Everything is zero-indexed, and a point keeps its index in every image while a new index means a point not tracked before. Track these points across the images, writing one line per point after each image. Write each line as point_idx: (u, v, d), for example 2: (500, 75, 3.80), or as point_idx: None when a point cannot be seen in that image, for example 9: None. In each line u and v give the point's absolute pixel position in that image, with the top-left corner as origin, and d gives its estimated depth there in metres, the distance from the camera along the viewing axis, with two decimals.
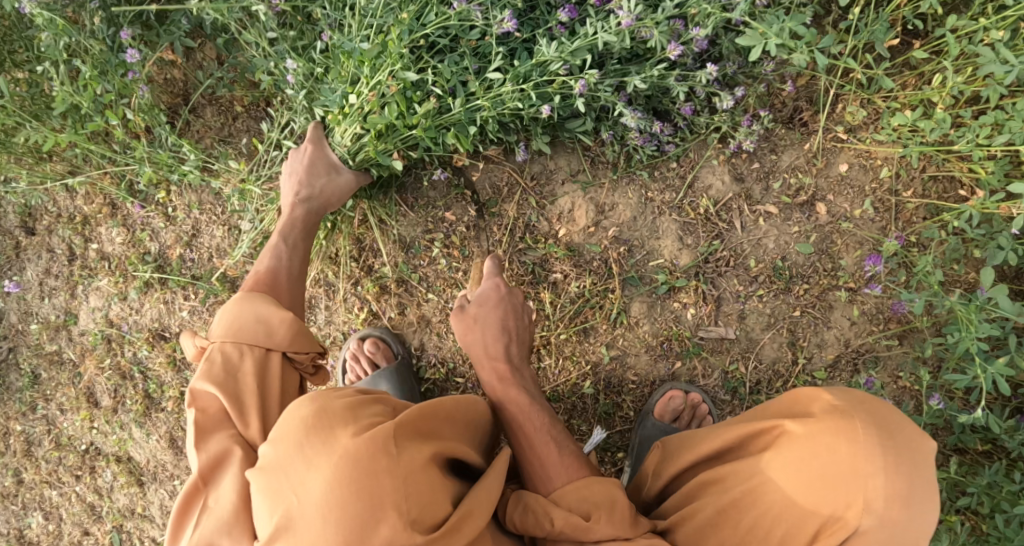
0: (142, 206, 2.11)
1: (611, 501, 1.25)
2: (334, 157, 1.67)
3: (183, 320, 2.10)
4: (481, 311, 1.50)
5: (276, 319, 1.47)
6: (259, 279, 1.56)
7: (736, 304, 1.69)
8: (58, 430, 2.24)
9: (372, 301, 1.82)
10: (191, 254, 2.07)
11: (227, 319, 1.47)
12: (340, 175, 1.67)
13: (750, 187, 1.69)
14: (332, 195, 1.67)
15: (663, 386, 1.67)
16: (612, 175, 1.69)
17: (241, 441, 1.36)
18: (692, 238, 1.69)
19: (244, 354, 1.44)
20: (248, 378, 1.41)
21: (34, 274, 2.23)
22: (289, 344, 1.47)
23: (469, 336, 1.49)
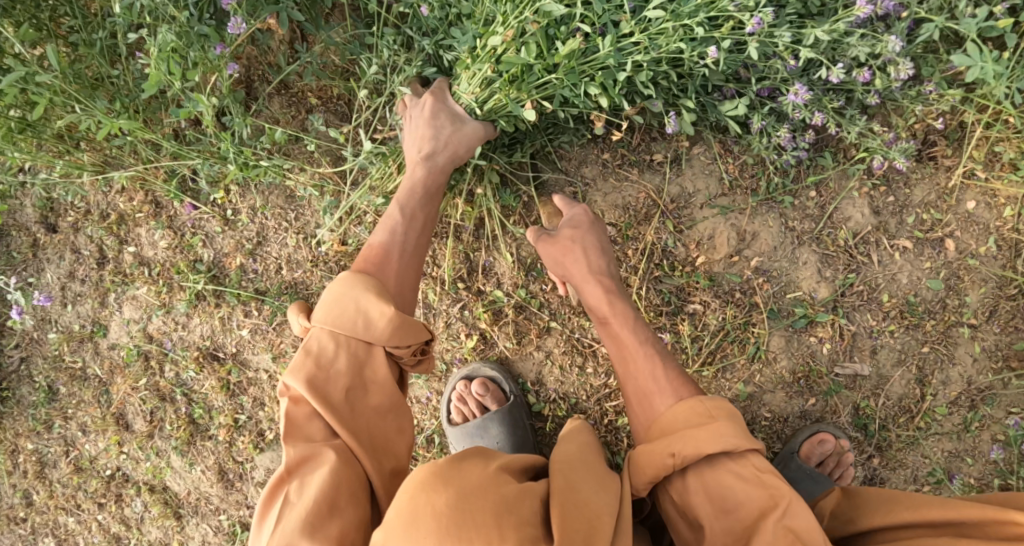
0: (195, 206, 1.88)
1: (726, 415, 1.23)
2: (458, 107, 1.54)
3: (241, 339, 1.87)
4: (575, 234, 1.49)
5: (378, 311, 1.36)
6: (369, 257, 1.46)
7: (868, 339, 1.66)
8: (78, 451, 2.02)
9: (484, 326, 1.65)
10: (254, 265, 1.84)
11: (329, 300, 1.39)
12: (467, 125, 1.54)
13: (886, 220, 1.65)
14: (459, 145, 1.53)
15: (814, 425, 1.64)
16: (753, 201, 1.63)
17: (328, 440, 1.29)
18: (830, 270, 1.65)
19: (339, 347, 1.36)
20: (339, 376, 1.33)
21: (55, 277, 2.00)
22: (388, 337, 1.35)
23: (565, 258, 1.48)
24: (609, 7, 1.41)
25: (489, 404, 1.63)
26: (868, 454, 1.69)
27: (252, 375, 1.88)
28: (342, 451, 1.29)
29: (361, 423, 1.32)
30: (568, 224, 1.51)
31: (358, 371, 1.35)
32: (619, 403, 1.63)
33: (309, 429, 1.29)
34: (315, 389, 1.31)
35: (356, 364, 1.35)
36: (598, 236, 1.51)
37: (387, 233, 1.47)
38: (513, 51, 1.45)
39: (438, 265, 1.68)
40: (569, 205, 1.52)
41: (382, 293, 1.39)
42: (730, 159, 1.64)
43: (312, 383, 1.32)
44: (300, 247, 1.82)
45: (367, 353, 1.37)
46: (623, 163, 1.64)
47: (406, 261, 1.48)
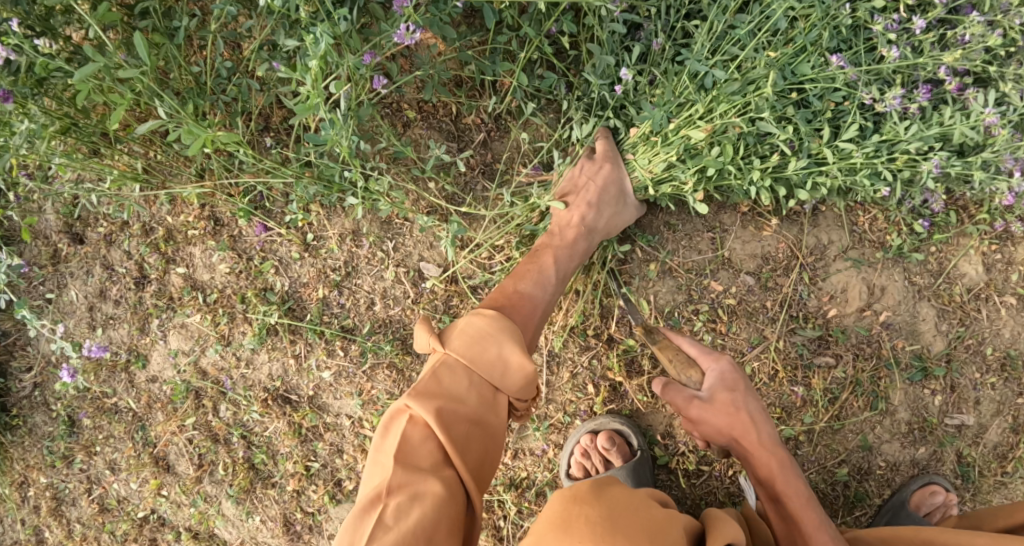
0: (265, 227, 1.68)
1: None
2: (627, 187, 1.51)
3: (321, 382, 1.69)
4: (738, 398, 1.33)
5: (519, 363, 1.20)
6: (512, 303, 1.34)
7: (970, 391, 1.69)
8: (103, 490, 1.86)
9: (616, 377, 1.57)
10: (339, 298, 1.66)
11: (465, 329, 1.23)
12: (628, 209, 1.52)
13: (995, 278, 1.70)
14: (616, 225, 1.51)
15: (924, 475, 1.66)
16: (884, 256, 1.64)
17: (439, 472, 1.11)
18: (945, 324, 1.68)
19: (469, 385, 1.19)
20: (467, 414, 1.16)
21: (80, 296, 1.82)
22: (521, 393, 1.20)
23: (732, 426, 1.32)
24: (806, 125, 1.44)
25: (614, 459, 1.52)
26: (962, 499, 1.70)
27: (330, 421, 1.70)
28: (450, 485, 1.11)
29: (476, 465, 1.16)
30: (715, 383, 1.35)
31: (488, 416, 1.18)
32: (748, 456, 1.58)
33: (420, 454, 1.11)
34: (443, 420, 1.13)
35: (484, 406, 1.18)
36: (746, 394, 1.33)
37: (537, 291, 1.38)
38: (706, 148, 1.43)
39: (565, 311, 1.58)
40: (720, 363, 1.34)
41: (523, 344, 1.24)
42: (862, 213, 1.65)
43: (440, 414, 1.13)
44: (397, 281, 1.66)
45: (493, 400, 1.20)
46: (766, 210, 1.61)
47: (540, 316, 1.37)
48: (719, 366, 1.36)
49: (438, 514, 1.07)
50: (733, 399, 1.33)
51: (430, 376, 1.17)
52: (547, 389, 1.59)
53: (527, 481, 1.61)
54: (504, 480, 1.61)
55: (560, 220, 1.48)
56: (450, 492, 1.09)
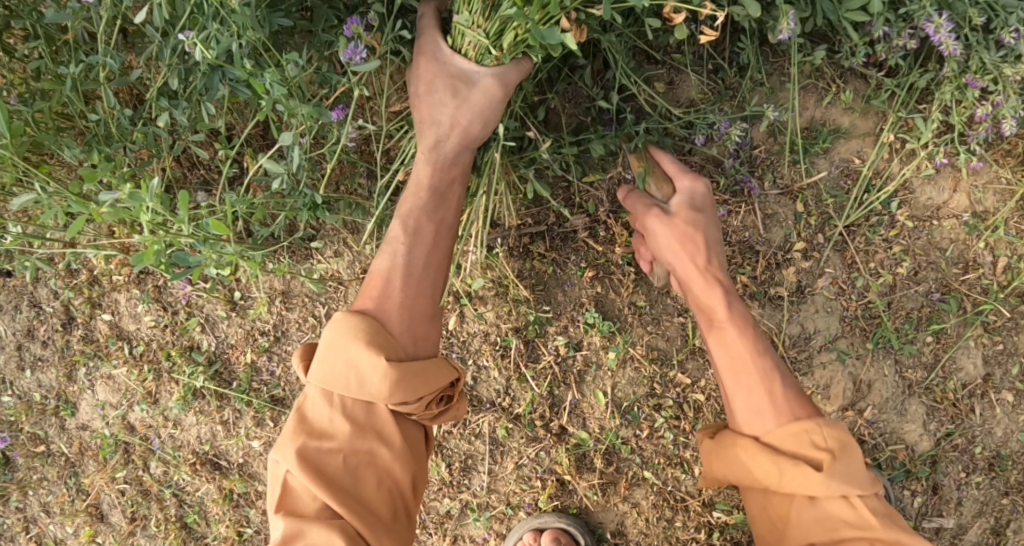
0: (190, 280, 1.55)
1: (844, 445, 1.11)
2: (461, 65, 1.20)
3: (251, 450, 1.59)
4: (698, 218, 1.28)
5: (374, 365, 1.13)
6: (370, 286, 1.22)
7: (953, 491, 1.57)
8: (40, 529, 1.75)
9: (564, 470, 1.45)
10: (270, 365, 1.54)
11: (322, 357, 1.16)
12: (473, 89, 1.20)
13: (993, 371, 1.55)
14: (466, 125, 1.22)
15: None
16: (873, 348, 1.50)
17: (325, 517, 1.09)
18: (933, 422, 1.54)
19: (334, 409, 1.15)
20: (336, 446, 1.12)
21: (8, 332, 1.69)
22: (385, 395, 1.12)
23: (684, 246, 1.26)
24: None
25: None
26: None
27: (262, 488, 1.61)
28: (335, 525, 1.08)
29: (368, 488, 1.14)
30: (685, 202, 1.30)
31: (363, 438, 1.14)
32: None
33: (302, 500, 1.10)
34: (312, 462, 1.11)
35: (357, 427, 1.14)
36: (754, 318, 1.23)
37: (387, 258, 1.22)
38: None
39: (512, 398, 1.45)
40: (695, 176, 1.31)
41: (376, 339, 1.15)
42: (854, 299, 1.51)
43: (305, 456, 1.11)
44: None
45: (367, 415, 1.15)
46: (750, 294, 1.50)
47: (414, 288, 1.22)
48: (692, 183, 1.31)
49: None
50: (693, 221, 1.28)
51: (291, 417, 1.14)
52: (489, 478, 1.47)
53: None
54: None
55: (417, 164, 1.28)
56: (341, 536, 1.07)
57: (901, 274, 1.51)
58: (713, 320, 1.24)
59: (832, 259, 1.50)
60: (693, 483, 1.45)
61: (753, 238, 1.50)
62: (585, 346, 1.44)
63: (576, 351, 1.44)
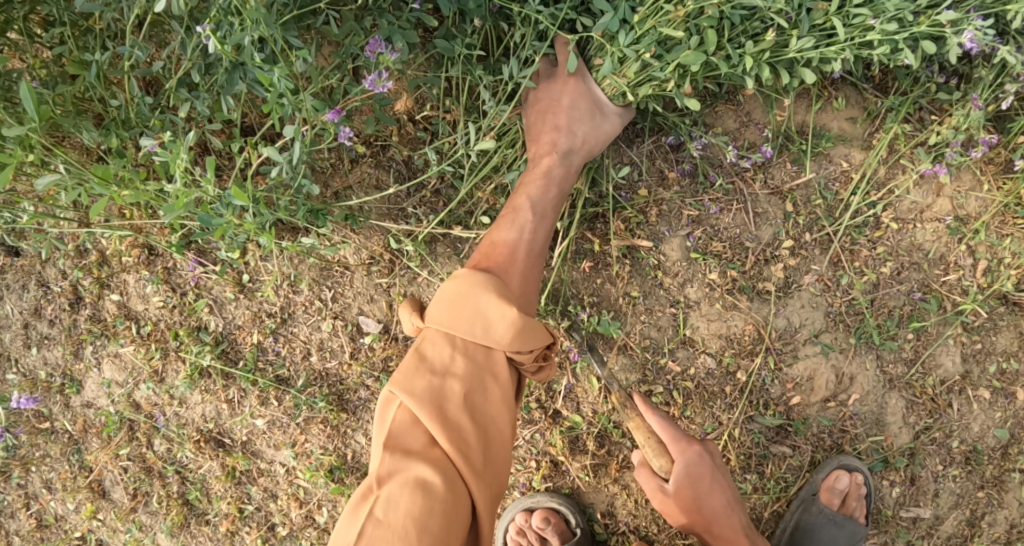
0: (199, 262, 1.61)
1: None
2: (600, 95, 1.41)
3: (254, 429, 1.65)
4: (699, 499, 1.32)
5: (502, 315, 1.20)
6: (494, 253, 1.32)
7: (930, 483, 1.63)
8: (41, 506, 1.76)
9: (558, 452, 1.51)
10: (275, 345, 1.61)
11: (448, 300, 1.24)
12: (606, 118, 1.41)
13: (971, 368, 1.62)
14: (595, 144, 1.41)
15: (826, 462, 1.56)
16: (856, 342, 1.57)
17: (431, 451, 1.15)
18: (913, 415, 1.61)
19: (455, 351, 1.21)
20: (452, 383, 1.19)
21: (16, 311, 1.72)
22: (509, 345, 1.20)
23: (685, 517, 1.34)
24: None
25: (549, 538, 1.48)
26: None
27: (264, 466, 1.66)
28: (440, 463, 1.15)
29: (469, 433, 1.18)
30: (685, 479, 1.33)
31: (476, 383, 1.20)
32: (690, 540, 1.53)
33: (409, 439, 1.16)
34: (429, 398, 1.17)
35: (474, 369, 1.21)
36: (709, 490, 1.32)
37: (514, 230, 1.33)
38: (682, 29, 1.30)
39: None
40: (690, 449, 1.32)
41: (502, 294, 1.23)
42: (840, 296, 1.57)
43: (423, 390, 1.18)
44: (335, 333, 1.60)
45: (486, 359, 1.22)
46: (740, 286, 1.53)
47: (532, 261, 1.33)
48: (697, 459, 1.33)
49: (428, 505, 1.11)
50: (695, 496, 1.32)
51: (411, 352, 1.21)
52: None
53: None
54: None
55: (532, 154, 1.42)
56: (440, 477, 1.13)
57: (884, 273, 1.58)
58: (716, 534, 1.34)
59: (819, 257, 1.56)
60: None
61: (744, 235, 1.54)
62: (582, 332, 1.50)
63: (572, 338, 1.50)
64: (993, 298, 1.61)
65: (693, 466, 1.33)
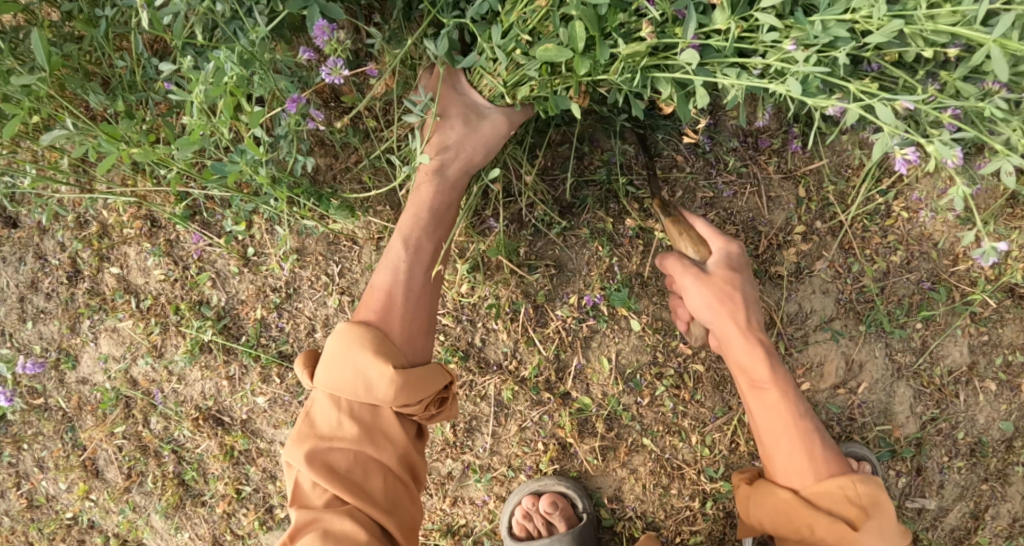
0: (202, 235, 1.58)
1: (874, 502, 1.21)
2: (475, 98, 1.30)
3: (255, 407, 1.61)
4: (736, 279, 1.33)
5: (379, 372, 1.19)
6: (374, 301, 1.29)
7: (936, 474, 1.63)
8: (32, 485, 1.71)
9: (566, 434, 1.49)
10: (278, 321, 1.58)
11: (326, 363, 1.22)
12: (484, 123, 1.30)
13: (977, 360, 1.62)
14: (473, 153, 1.31)
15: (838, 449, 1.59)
16: (867, 330, 1.57)
17: (335, 508, 1.17)
18: (920, 406, 1.61)
19: (341, 411, 1.21)
20: (344, 444, 1.19)
21: (11, 284, 1.67)
22: (392, 399, 1.19)
23: (725, 305, 1.30)
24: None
25: (557, 522, 1.46)
26: None
27: (264, 446, 1.63)
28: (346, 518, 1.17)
29: (369, 485, 1.20)
30: (728, 262, 1.34)
31: (367, 440, 1.20)
32: (698, 526, 1.51)
33: (312, 495, 1.18)
34: (322, 461, 1.18)
35: (362, 426, 1.20)
36: (745, 281, 1.33)
37: (388, 273, 1.30)
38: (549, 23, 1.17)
39: (520, 361, 1.49)
40: (732, 239, 1.35)
41: (380, 349, 1.21)
42: (852, 283, 1.57)
43: (315, 454, 1.18)
44: (341, 309, 1.58)
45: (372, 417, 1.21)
46: (755, 270, 1.55)
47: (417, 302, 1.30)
48: (727, 246, 1.35)
49: None
50: (733, 279, 1.33)
51: (301, 418, 1.22)
52: (492, 439, 1.51)
53: (466, 531, 1.53)
54: (441, 527, 1.53)
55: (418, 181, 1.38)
56: (347, 530, 1.15)
57: (894, 261, 1.58)
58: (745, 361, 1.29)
59: (831, 243, 1.56)
60: (690, 451, 1.50)
61: (757, 219, 1.55)
62: (594, 310, 1.48)
63: (582, 317, 1.49)
64: (1000, 291, 1.61)
65: (730, 259, 1.35)
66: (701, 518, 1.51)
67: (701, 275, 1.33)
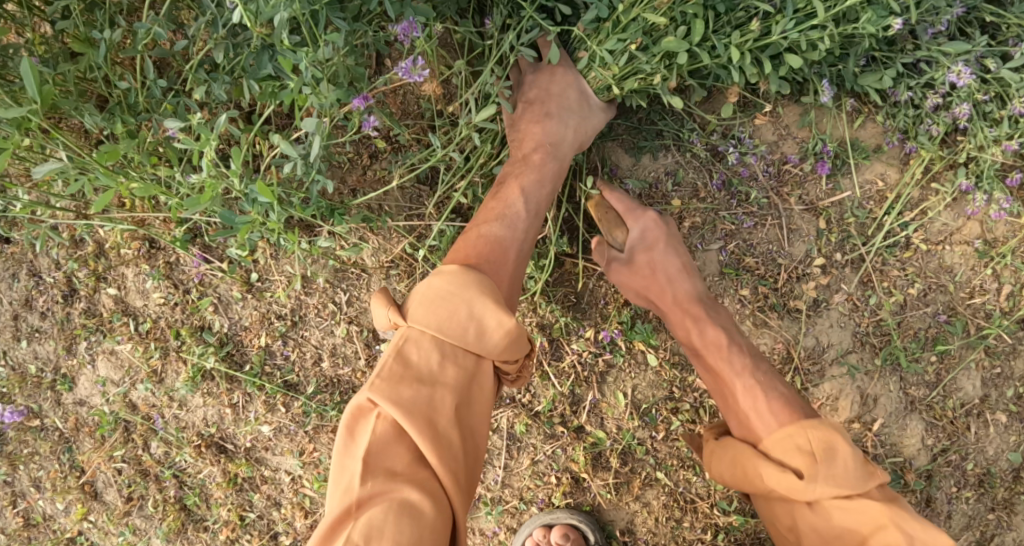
0: (204, 259, 1.52)
1: (829, 448, 1.09)
2: (585, 87, 1.35)
3: (259, 434, 1.58)
4: (653, 255, 1.36)
5: (497, 321, 1.09)
6: (479, 249, 1.21)
7: (944, 504, 1.63)
8: (28, 506, 1.67)
9: (579, 469, 1.47)
10: (284, 348, 1.54)
11: (433, 302, 1.10)
12: (594, 113, 1.36)
13: (989, 392, 1.60)
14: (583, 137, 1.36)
15: None
16: (882, 364, 1.56)
17: (419, 468, 1.02)
18: (931, 438, 1.60)
19: (440, 358, 1.09)
20: (442, 393, 1.06)
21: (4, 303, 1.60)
22: (502, 353, 1.10)
23: (648, 288, 1.35)
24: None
25: None
26: None
27: (268, 473, 1.59)
28: (428, 482, 1.01)
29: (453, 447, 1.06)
30: (637, 243, 1.37)
31: (464, 394, 1.08)
32: None
33: (393, 455, 1.01)
34: (415, 410, 1.03)
35: (461, 379, 1.09)
36: (665, 249, 1.36)
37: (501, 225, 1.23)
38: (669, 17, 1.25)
39: (533, 394, 1.47)
40: (637, 218, 1.37)
41: (497, 297, 1.12)
42: (869, 316, 1.56)
43: (410, 399, 1.04)
44: (349, 337, 1.54)
45: (473, 370, 1.10)
46: (773, 302, 1.54)
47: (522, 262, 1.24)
48: (647, 221, 1.37)
49: (417, 526, 0.98)
50: (652, 257, 1.36)
51: (394, 357, 1.06)
52: (504, 473, 1.49)
53: None
54: None
55: (518, 151, 1.34)
56: (429, 494, 1.00)
57: (911, 294, 1.56)
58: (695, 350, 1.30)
59: (849, 277, 1.54)
60: (704, 485, 1.48)
61: (776, 251, 1.53)
62: (610, 344, 1.45)
63: (597, 350, 1.45)
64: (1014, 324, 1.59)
65: (647, 235, 1.37)
66: None
67: (620, 261, 1.38)
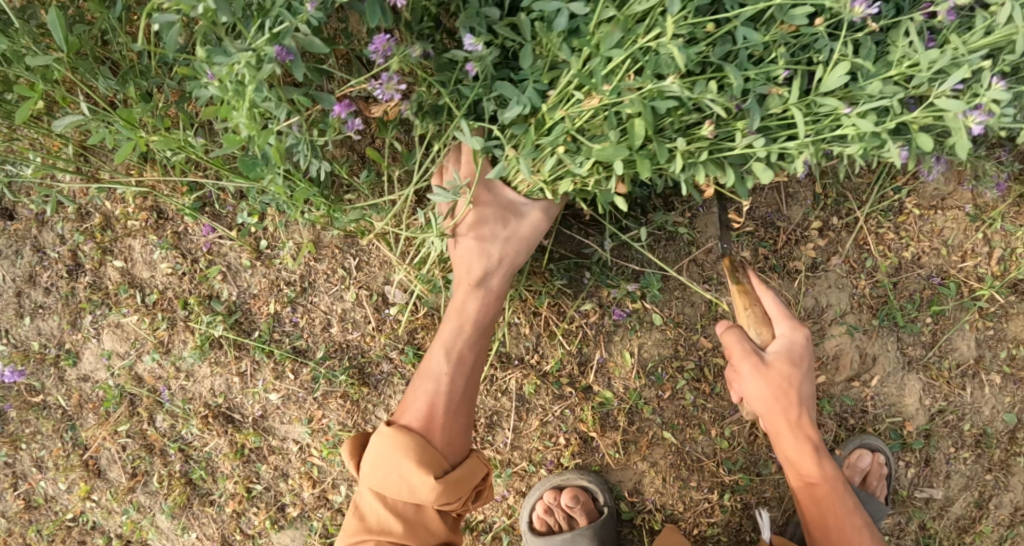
0: (213, 228, 1.54)
1: None
2: (513, 198, 1.31)
3: (268, 404, 1.58)
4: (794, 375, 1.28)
5: (421, 480, 1.22)
6: (411, 407, 1.30)
7: (943, 464, 1.66)
8: (29, 486, 1.65)
9: (587, 428, 1.49)
10: (293, 315, 1.56)
11: (370, 476, 1.26)
12: (525, 220, 1.32)
13: (983, 354, 1.64)
14: (515, 255, 1.34)
15: (849, 441, 1.62)
16: (880, 324, 1.60)
17: None
18: (928, 398, 1.64)
19: (385, 509, 1.25)
20: (391, 535, 1.24)
21: (8, 279, 1.59)
22: (436, 501, 1.23)
23: (784, 385, 1.28)
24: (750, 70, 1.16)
25: (577, 516, 1.46)
26: None
27: (276, 443, 1.59)
28: None
29: None
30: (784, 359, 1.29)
31: (411, 535, 1.25)
32: (717, 518, 1.52)
33: None
34: None
35: (407, 524, 1.25)
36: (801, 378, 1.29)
37: (431, 384, 1.31)
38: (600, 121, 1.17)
39: (541, 355, 1.49)
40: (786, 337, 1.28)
41: (423, 456, 1.24)
42: (865, 276, 1.60)
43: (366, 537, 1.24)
44: (358, 303, 1.56)
45: (416, 515, 1.26)
46: (773, 264, 1.58)
47: (455, 401, 1.31)
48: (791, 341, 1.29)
49: None
50: (789, 376, 1.28)
51: (350, 518, 1.27)
52: (513, 434, 1.51)
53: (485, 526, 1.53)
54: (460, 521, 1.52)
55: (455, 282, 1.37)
56: None
57: (905, 257, 1.61)
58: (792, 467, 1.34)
59: (845, 239, 1.59)
60: (710, 443, 1.51)
61: (775, 215, 1.57)
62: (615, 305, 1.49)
63: (603, 310, 1.49)
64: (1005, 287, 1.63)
65: (793, 349, 1.29)
66: (719, 510, 1.52)
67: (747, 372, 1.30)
